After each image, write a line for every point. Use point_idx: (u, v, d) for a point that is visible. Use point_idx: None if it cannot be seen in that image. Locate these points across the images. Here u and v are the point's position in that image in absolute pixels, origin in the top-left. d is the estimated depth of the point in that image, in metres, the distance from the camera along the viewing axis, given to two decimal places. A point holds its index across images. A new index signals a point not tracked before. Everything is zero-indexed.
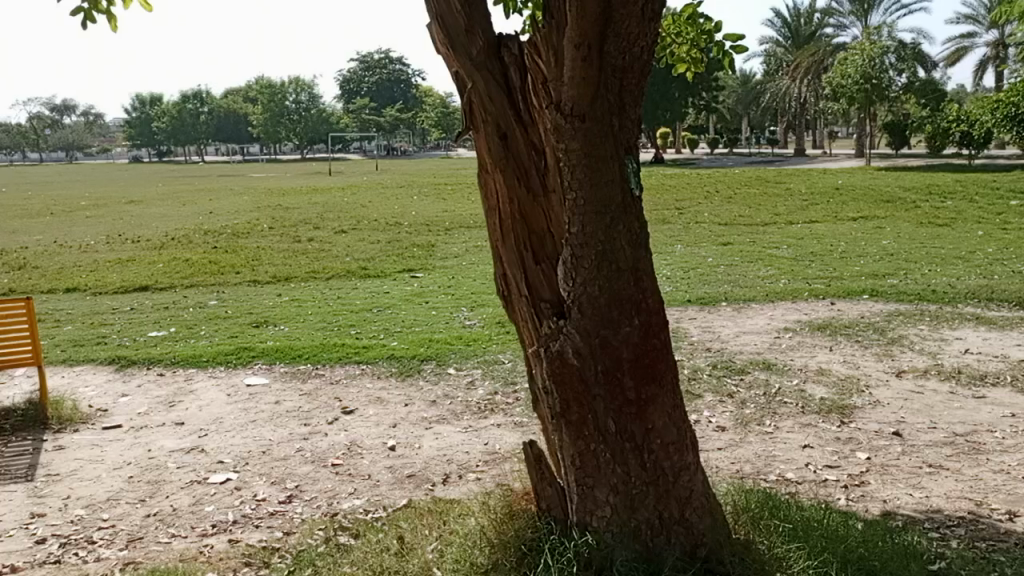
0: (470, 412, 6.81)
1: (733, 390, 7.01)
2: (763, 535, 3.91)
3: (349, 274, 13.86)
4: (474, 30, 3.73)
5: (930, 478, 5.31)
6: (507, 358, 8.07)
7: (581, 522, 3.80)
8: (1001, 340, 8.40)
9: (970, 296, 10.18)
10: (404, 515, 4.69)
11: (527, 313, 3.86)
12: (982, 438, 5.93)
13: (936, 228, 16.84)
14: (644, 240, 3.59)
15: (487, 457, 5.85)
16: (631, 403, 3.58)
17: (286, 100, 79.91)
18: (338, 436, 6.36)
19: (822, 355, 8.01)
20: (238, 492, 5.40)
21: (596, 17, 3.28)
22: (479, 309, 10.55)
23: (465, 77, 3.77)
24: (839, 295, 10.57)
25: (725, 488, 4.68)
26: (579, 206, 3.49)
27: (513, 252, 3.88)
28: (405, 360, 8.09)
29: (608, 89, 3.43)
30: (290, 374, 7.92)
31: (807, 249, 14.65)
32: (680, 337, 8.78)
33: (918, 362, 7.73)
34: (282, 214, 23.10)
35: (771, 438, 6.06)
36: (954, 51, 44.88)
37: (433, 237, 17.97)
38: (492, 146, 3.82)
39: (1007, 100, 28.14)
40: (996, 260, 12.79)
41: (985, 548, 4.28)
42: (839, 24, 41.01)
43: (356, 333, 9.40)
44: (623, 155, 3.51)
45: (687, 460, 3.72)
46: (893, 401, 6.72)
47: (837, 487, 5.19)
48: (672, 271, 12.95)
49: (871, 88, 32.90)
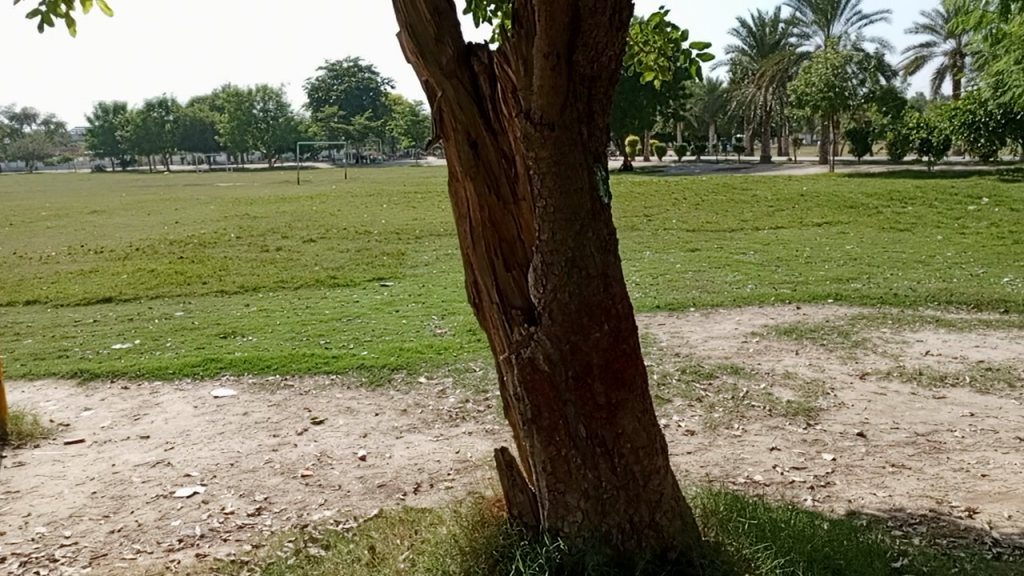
0: (441, 420, 6.79)
1: (701, 394, 7.09)
2: (732, 537, 3.94)
3: (318, 283, 13.78)
4: (443, 39, 3.74)
5: (894, 477, 5.41)
6: (479, 365, 8.07)
7: (552, 527, 3.81)
8: (960, 341, 8.60)
9: (930, 299, 10.43)
10: (376, 525, 4.67)
11: (497, 320, 3.86)
12: (943, 437, 6.07)
13: (897, 233, 17.20)
14: (613, 246, 3.64)
15: (458, 466, 5.85)
16: (601, 409, 3.62)
17: (254, 108, 79.28)
18: (307, 447, 6.32)
19: (788, 359, 8.14)
20: (206, 505, 5.33)
21: (565, 27, 3.30)
22: (450, 317, 10.55)
23: (435, 85, 3.77)
24: (804, 299, 10.75)
25: (694, 491, 4.70)
26: (548, 213, 3.52)
27: (483, 258, 3.86)
28: (376, 369, 8.06)
29: (576, 97, 3.46)
30: (258, 385, 7.83)
31: (773, 254, 14.90)
32: (649, 342, 8.87)
33: (881, 364, 7.89)
34: (250, 223, 22.89)
35: (740, 441, 6.14)
36: (913, 59, 45.99)
37: (402, 245, 17.94)
38: (462, 154, 3.81)
39: (965, 108, 28.89)
40: (955, 264, 13.07)
41: (947, 545, 4.37)
42: (803, 34, 41.63)
43: (326, 343, 9.35)
44: (592, 162, 3.55)
45: (657, 464, 3.75)
46: (857, 403, 6.84)
47: (803, 488, 5.27)
48: (641, 277, 13.10)
49: (835, 96, 33.63)
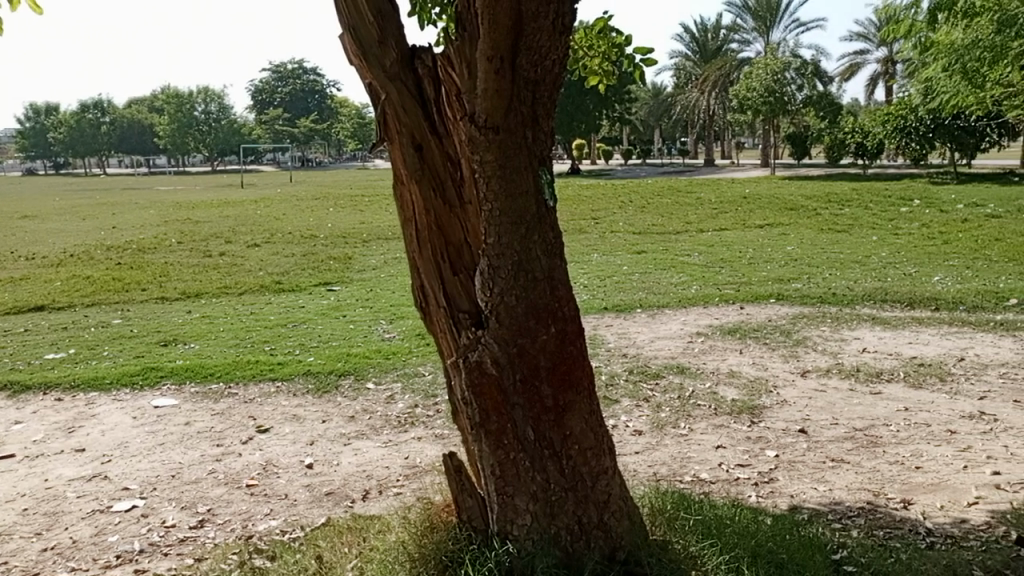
0: (390, 426, 6.73)
1: (649, 394, 7.18)
2: (679, 535, 4.00)
3: (263, 288, 13.52)
4: (387, 41, 3.70)
5: (833, 472, 5.57)
6: (428, 370, 8.02)
7: (501, 531, 3.81)
8: (895, 338, 8.90)
9: (866, 297, 10.78)
10: (323, 534, 4.59)
11: (444, 324, 3.83)
12: (880, 432, 6.28)
13: (835, 234, 17.74)
14: (559, 249, 3.65)
15: (408, 471, 5.80)
16: (549, 411, 3.63)
17: (195, 110, 77.43)
18: (252, 456, 6.19)
19: (732, 358, 8.31)
20: (145, 519, 5.17)
21: (508, 31, 3.31)
22: (399, 321, 10.47)
23: (378, 88, 3.73)
24: (747, 299, 11.00)
25: (642, 491, 4.75)
26: (494, 216, 3.53)
27: (430, 262, 3.84)
28: (322, 376, 7.94)
29: (521, 101, 3.47)
30: (201, 394, 7.63)
31: (716, 255, 15.21)
32: (597, 343, 8.96)
33: (821, 361, 8.12)
34: (191, 228, 22.33)
35: (686, 439, 6.24)
36: (848, 66, 47.55)
37: (349, 249, 17.74)
38: (407, 157, 3.78)
39: (896, 114, 30.00)
40: (889, 264, 13.55)
41: (883, 536, 4.52)
42: (743, 40, 42.67)
43: (271, 350, 9.17)
44: (537, 165, 3.56)
45: (605, 464, 3.78)
46: (798, 400, 7.02)
47: (748, 485, 5.38)
48: (589, 279, 13.22)
49: (774, 101, 34.61)
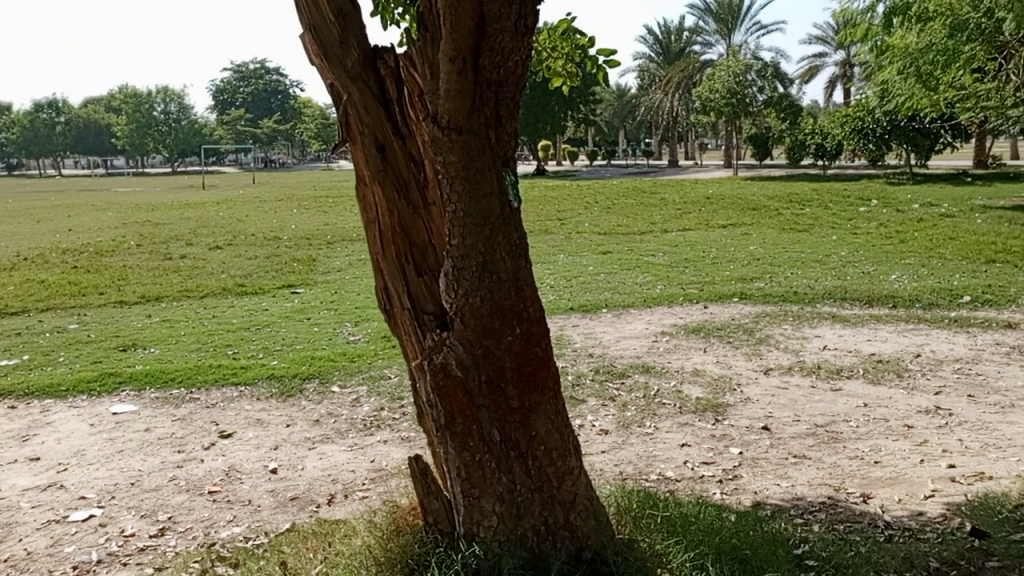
0: (355, 429, 6.67)
1: (615, 394, 7.22)
2: (645, 534, 4.02)
3: (225, 291, 13.31)
4: (348, 41, 3.67)
5: (795, 468, 5.66)
6: (394, 372, 7.96)
7: (467, 533, 3.80)
8: (854, 336, 9.08)
9: (827, 296, 10.98)
10: (288, 540, 4.53)
11: (409, 326, 3.81)
12: (840, 427, 6.39)
13: (796, 234, 18.05)
14: (524, 250, 3.65)
15: (373, 475, 5.75)
16: (514, 412, 3.63)
17: (154, 111, 76.00)
18: (215, 462, 6.09)
19: (696, 356, 8.40)
20: (103, 528, 5.05)
21: (470, 32, 3.31)
22: (364, 324, 10.38)
23: (340, 88, 3.69)
24: (711, 299, 11.12)
25: (608, 490, 4.77)
26: (458, 218, 3.52)
27: (394, 264, 3.81)
28: (286, 379, 7.84)
29: (484, 102, 3.47)
30: (161, 400, 7.48)
31: (681, 255, 15.37)
32: (563, 344, 8.99)
33: (783, 359, 8.24)
34: (150, 230, 21.89)
35: (651, 438, 6.29)
36: (807, 68, 48.40)
37: (314, 251, 17.56)
38: (370, 159, 3.75)
39: (854, 115, 30.64)
40: (848, 263, 13.82)
41: (843, 530, 4.60)
42: (706, 42, 43.19)
43: (234, 353, 9.03)
44: (501, 166, 3.56)
45: (571, 464, 3.79)
46: (761, 398, 7.13)
47: (712, 482, 5.44)
48: (555, 279, 13.26)
49: (736, 103, 35.12)
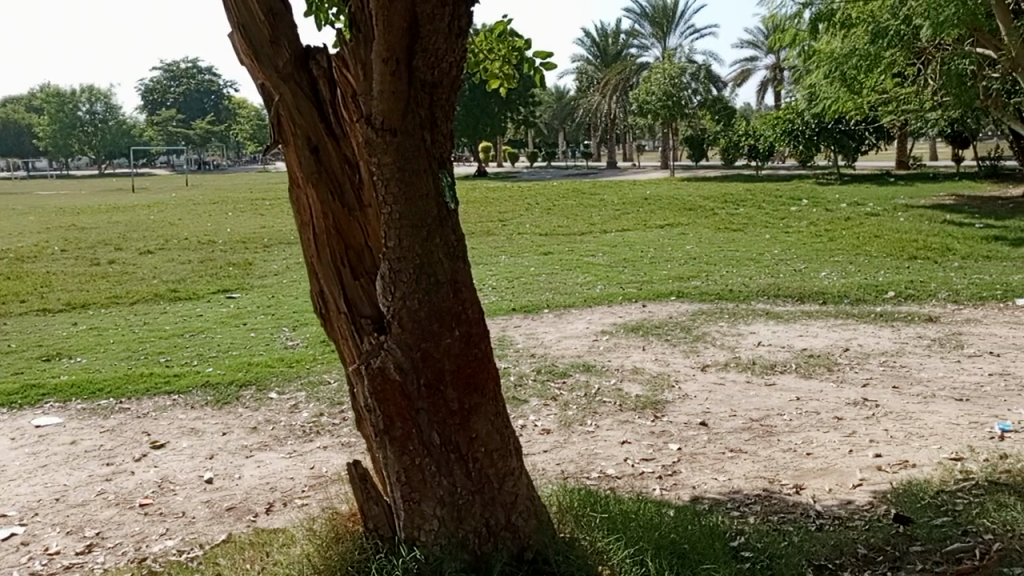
0: (294, 436, 6.54)
1: (556, 393, 7.27)
2: (585, 532, 4.05)
3: (157, 297, 12.91)
4: (279, 41, 3.59)
5: (732, 462, 5.80)
6: (334, 377, 7.84)
7: (409, 538, 3.78)
8: (786, 332, 9.35)
9: (761, 293, 11.27)
10: (224, 551, 4.41)
11: (345, 330, 3.75)
12: (774, 421, 6.58)
13: (731, 233, 18.51)
14: (462, 252, 3.64)
15: (313, 482, 5.65)
16: (454, 414, 3.62)
17: (79, 110, 73.21)
18: (146, 473, 5.88)
19: (636, 355, 8.52)
20: (26, 547, 4.83)
21: (403, 32, 3.28)
22: (302, 328, 10.20)
23: (271, 89, 3.61)
24: (649, 298, 11.31)
25: (550, 489, 4.80)
26: (394, 219, 3.49)
27: (329, 268, 3.75)
28: (222, 387, 7.63)
29: (418, 103, 3.44)
30: (89, 411, 7.20)
31: (620, 255, 15.57)
32: (505, 345, 9.00)
33: (719, 356, 8.43)
34: (76, 235, 21.04)
35: (592, 436, 6.35)
36: (740, 72, 49.66)
37: (249, 255, 17.17)
38: (303, 160, 3.68)
39: (785, 117, 31.61)
40: (781, 261, 14.23)
41: (778, 521, 4.74)
42: (642, 45, 43.89)
43: (166, 361, 8.76)
44: (437, 168, 3.54)
45: (511, 465, 3.80)
46: (698, 394, 7.27)
47: (652, 479, 5.53)
48: (496, 280, 13.27)
49: (672, 105, 35.81)
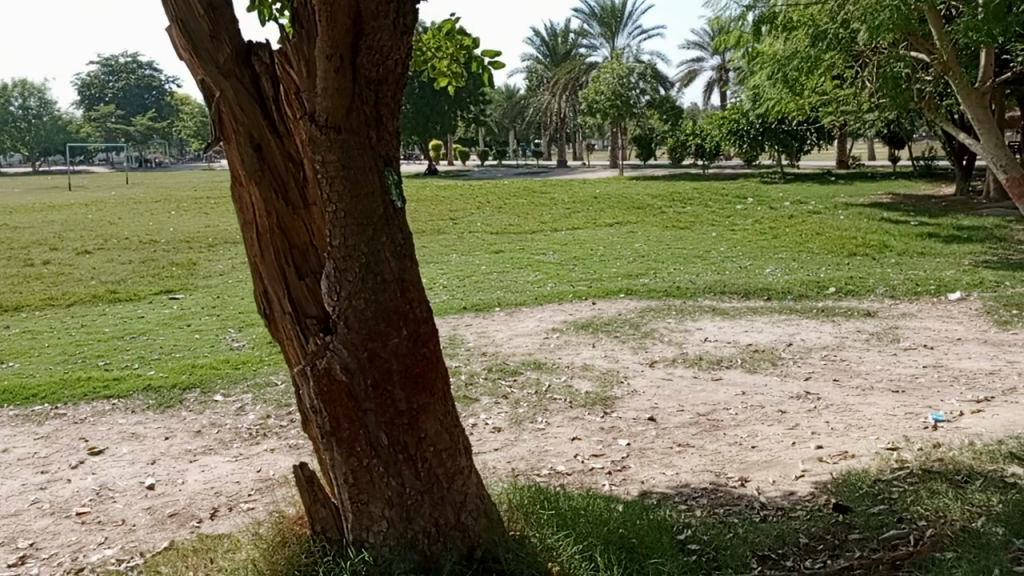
0: (240, 439, 6.41)
1: (507, 392, 7.28)
2: (535, 529, 4.06)
3: (95, 298, 12.51)
4: (220, 35, 3.51)
5: (680, 456, 5.89)
6: (281, 378, 7.70)
7: (357, 540, 3.75)
8: (733, 327, 9.54)
9: (708, 290, 11.47)
10: (166, 559, 4.30)
11: (290, 330, 3.69)
12: (720, 415, 6.71)
13: (678, 231, 18.78)
14: (409, 251, 3.61)
15: (260, 485, 5.54)
16: (402, 414, 3.59)
17: (11, 106, 70.51)
18: (84, 481, 5.69)
19: (586, 352, 8.59)
20: None
21: (347, 28, 3.23)
22: (249, 329, 10.01)
23: (212, 84, 3.53)
24: (599, 295, 11.41)
25: (500, 487, 4.80)
26: (339, 218, 3.44)
27: (273, 267, 3.68)
28: (164, 390, 7.43)
29: (363, 100, 3.40)
30: (22, 418, 6.92)
31: (570, 254, 15.66)
32: (456, 343, 8.98)
33: (667, 352, 8.55)
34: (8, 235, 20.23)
35: (543, 433, 6.38)
36: (687, 72, 50.49)
37: (193, 254, 16.77)
38: (245, 158, 3.60)
39: (730, 118, 32.24)
40: (727, 258, 14.51)
41: (723, 513, 4.83)
42: (591, 45, 44.22)
43: (105, 364, 8.49)
44: (383, 166, 3.50)
45: (460, 464, 3.78)
46: (647, 390, 7.37)
47: (602, 474, 5.58)
48: (447, 279, 13.21)
49: (621, 104, 36.19)
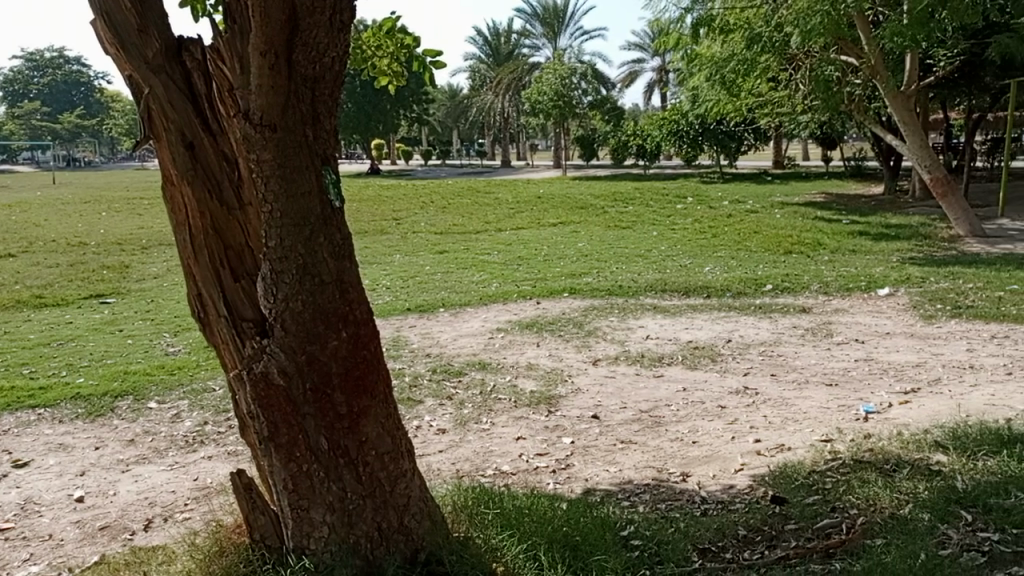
0: (176, 447, 6.22)
1: (451, 392, 7.25)
2: (480, 530, 4.04)
3: (20, 304, 11.97)
4: (148, 30, 3.40)
5: (623, 453, 5.95)
6: (219, 384, 7.50)
7: (297, 547, 3.68)
8: (673, 325, 9.70)
9: (649, 288, 11.64)
10: (96, 572, 4.14)
11: (226, 334, 3.59)
12: (662, 412, 6.81)
13: (620, 231, 19.02)
14: (348, 251, 3.55)
15: (197, 494, 5.39)
16: (342, 417, 3.54)
17: None
18: (8, 495, 5.44)
19: (530, 351, 8.61)
20: None
21: (281, 24, 3.16)
22: (185, 333, 9.73)
23: (140, 81, 3.41)
24: (543, 294, 11.47)
25: (444, 489, 4.77)
26: (275, 218, 3.37)
27: (207, 270, 3.58)
28: (95, 398, 7.16)
29: (299, 98, 3.33)
30: None
31: (514, 253, 15.70)
32: (399, 345, 8.90)
33: (610, 350, 8.65)
34: None
35: (488, 434, 6.38)
36: (627, 74, 51.18)
37: (126, 257, 16.23)
38: (177, 157, 3.50)
39: (670, 119, 32.77)
40: (668, 257, 14.74)
41: (665, 508, 4.90)
42: (533, 45, 44.41)
43: (31, 373, 8.14)
44: (321, 165, 3.43)
45: (403, 467, 3.73)
46: (590, 388, 7.44)
47: (546, 473, 5.60)
48: (390, 280, 13.09)
49: (564, 105, 36.45)
